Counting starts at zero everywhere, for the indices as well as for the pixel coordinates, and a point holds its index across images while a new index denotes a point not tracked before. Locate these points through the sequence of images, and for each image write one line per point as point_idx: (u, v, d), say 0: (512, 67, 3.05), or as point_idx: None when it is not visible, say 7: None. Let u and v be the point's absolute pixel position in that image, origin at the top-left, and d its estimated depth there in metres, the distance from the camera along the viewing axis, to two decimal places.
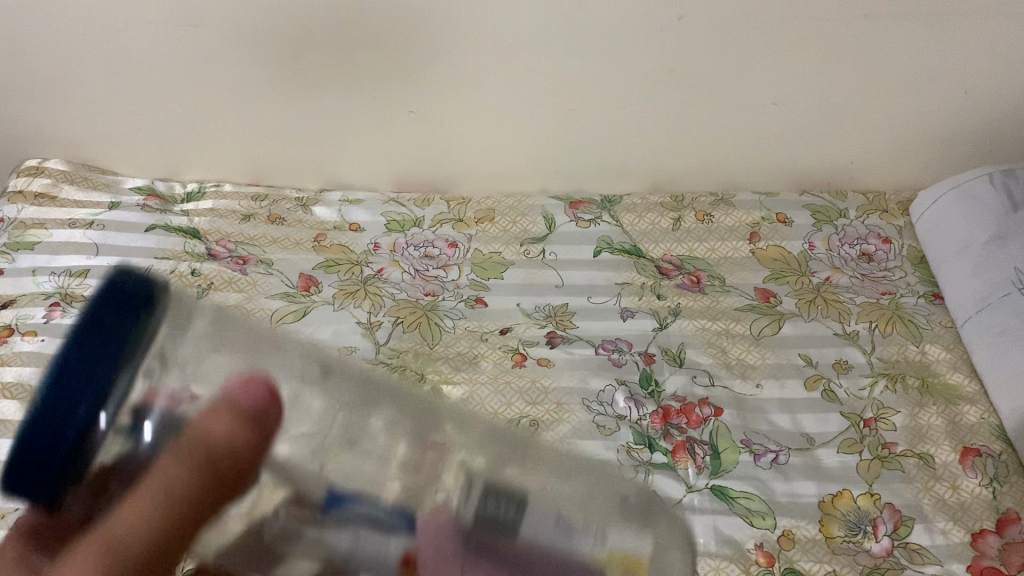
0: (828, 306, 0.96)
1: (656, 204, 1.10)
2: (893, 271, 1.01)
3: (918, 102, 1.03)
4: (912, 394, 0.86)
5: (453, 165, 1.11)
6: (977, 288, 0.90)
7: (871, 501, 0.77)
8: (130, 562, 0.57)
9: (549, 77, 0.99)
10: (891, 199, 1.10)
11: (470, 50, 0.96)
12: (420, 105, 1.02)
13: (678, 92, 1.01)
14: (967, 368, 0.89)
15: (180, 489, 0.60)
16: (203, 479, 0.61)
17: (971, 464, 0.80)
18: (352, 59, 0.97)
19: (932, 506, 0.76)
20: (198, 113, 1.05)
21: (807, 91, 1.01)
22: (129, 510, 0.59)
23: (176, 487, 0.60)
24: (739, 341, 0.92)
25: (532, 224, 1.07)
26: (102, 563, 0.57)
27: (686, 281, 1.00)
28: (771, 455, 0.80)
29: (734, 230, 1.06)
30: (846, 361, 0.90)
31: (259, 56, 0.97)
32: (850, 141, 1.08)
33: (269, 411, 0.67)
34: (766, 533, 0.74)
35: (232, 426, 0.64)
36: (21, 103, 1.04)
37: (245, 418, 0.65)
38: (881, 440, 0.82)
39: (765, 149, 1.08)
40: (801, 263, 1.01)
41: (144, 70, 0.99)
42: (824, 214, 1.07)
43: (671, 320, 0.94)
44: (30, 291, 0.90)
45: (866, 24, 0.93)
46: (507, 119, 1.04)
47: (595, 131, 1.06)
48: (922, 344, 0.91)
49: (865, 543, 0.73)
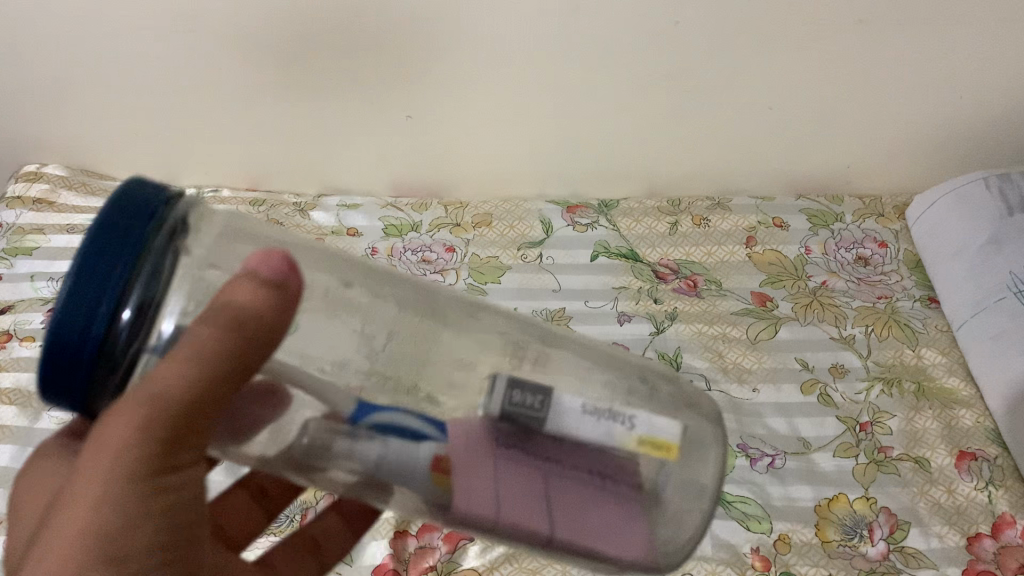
0: (824, 310, 0.96)
1: (652, 208, 1.10)
2: (889, 275, 1.01)
3: (914, 106, 1.03)
4: (908, 398, 0.86)
5: (451, 169, 1.11)
6: (972, 292, 0.91)
7: (867, 505, 0.77)
8: (177, 426, 0.34)
9: (547, 81, 0.99)
10: (887, 203, 1.10)
11: (467, 55, 0.96)
12: (416, 109, 1.03)
13: (675, 96, 1.01)
14: (963, 372, 0.89)
15: (213, 347, 0.33)
16: (232, 341, 0.34)
17: (967, 468, 0.80)
18: (349, 65, 0.97)
19: (928, 510, 0.77)
20: (196, 117, 1.05)
21: (803, 95, 1.01)
22: (174, 354, 0.33)
23: (205, 344, 0.33)
24: (736, 345, 0.92)
25: (529, 229, 1.07)
26: (147, 425, 0.33)
27: (683, 285, 1.00)
28: (767, 459, 0.81)
29: (731, 234, 1.06)
30: (842, 365, 0.90)
31: (256, 62, 0.97)
32: (847, 145, 1.08)
33: (294, 279, 0.36)
34: (762, 537, 0.74)
35: (263, 290, 0.35)
36: (19, 107, 1.05)
37: (270, 284, 0.35)
38: (876, 444, 0.82)
39: (762, 153, 1.09)
40: (797, 267, 1.02)
41: (142, 75, 1.00)
42: (821, 218, 1.08)
43: (668, 324, 0.94)
44: (29, 296, 0.90)
45: (862, 30, 0.94)
46: (504, 124, 1.04)
47: (592, 135, 1.06)
48: (918, 348, 0.92)
49: (861, 547, 0.74)
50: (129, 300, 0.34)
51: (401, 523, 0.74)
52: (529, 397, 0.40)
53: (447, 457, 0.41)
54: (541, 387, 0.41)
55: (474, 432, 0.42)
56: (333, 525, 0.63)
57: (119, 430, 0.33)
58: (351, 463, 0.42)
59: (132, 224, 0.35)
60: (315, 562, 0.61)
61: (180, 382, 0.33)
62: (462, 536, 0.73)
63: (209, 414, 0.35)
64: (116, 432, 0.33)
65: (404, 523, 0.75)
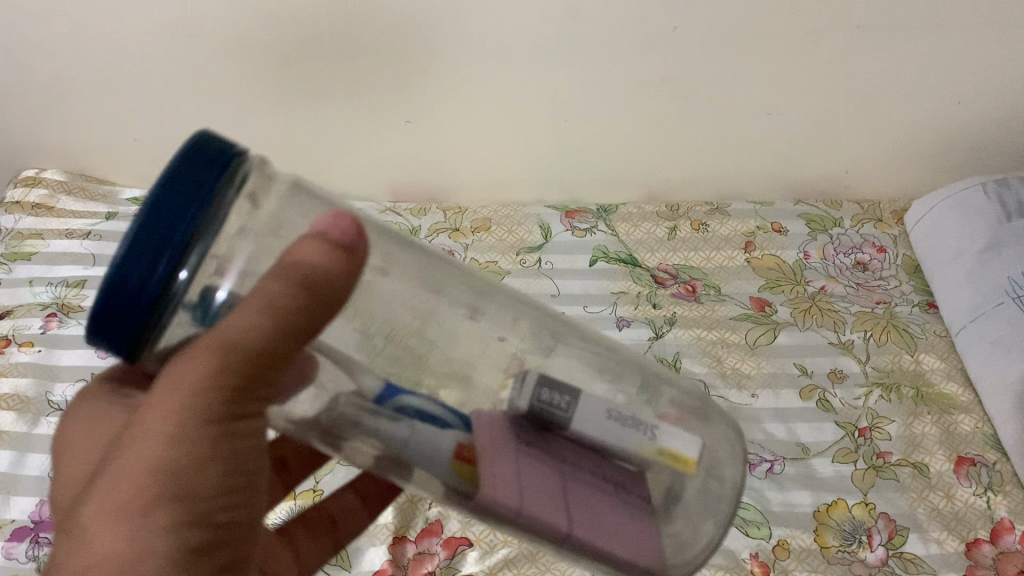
0: (823, 315, 0.96)
1: (651, 213, 1.10)
2: (888, 280, 1.01)
3: (912, 111, 1.03)
4: (907, 403, 0.86)
5: (450, 174, 1.12)
6: (970, 297, 0.91)
7: (866, 510, 0.77)
8: (246, 374, 0.35)
9: (545, 86, 0.99)
10: (886, 208, 1.10)
11: (465, 60, 0.96)
12: (415, 114, 1.03)
13: (673, 101, 1.01)
14: (961, 377, 0.89)
15: (284, 302, 0.35)
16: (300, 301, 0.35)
17: (966, 473, 0.80)
18: (348, 71, 0.97)
19: (927, 515, 0.77)
20: (196, 123, 1.05)
21: (802, 100, 1.01)
22: (246, 305, 0.35)
23: (276, 299, 0.35)
24: (735, 350, 0.93)
25: (529, 233, 1.07)
26: (217, 369, 0.35)
27: (681, 290, 1.00)
28: (766, 464, 0.81)
29: (730, 239, 1.06)
30: (841, 370, 0.90)
31: (255, 67, 0.97)
32: (845, 151, 1.08)
33: (362, 242, 0.37)
34: (761, 543, 0.74)
35: (332, 251, 0.36)
36: (19, 112, 1.05)
37: (341, 247, 0.36)
38: (875, 449, 0.82)
39: (761, 158, 1.09)
40: (796, 272, 1.02)
41: (141, 80, 1.00)
42: (819, 223, 1.08)
43: (667, 329, 0.94)
44: (27, 301, 0.90)
45: (860, 35, 0.94)
46: (503, 129, 1.04)
47: (591, 140, 1.06)
48: (917, 354, 0.92)
49: (860, 553, 0.74)
50: (190, 258, 0.36)
51: (400, 529, 0.74)
52: (557, 396, 0.44)
53: (469, 445, 0.43)
54: (569, 389, 0.44)
55: (498, 429, 0.44)
56: (351, 504, 0.65)
57: (193, 375, 0.35)
58: (375, 438, 0.43)
59: (201, 176, 0.36)
60: (330, 540, 0.64)
61: (255, 330, 0.35)
62: (462, 542, 0.73)
63: (274, 369, 0.37)
64: (191, 376, 0.35)
65: (403, 529, 0.74)
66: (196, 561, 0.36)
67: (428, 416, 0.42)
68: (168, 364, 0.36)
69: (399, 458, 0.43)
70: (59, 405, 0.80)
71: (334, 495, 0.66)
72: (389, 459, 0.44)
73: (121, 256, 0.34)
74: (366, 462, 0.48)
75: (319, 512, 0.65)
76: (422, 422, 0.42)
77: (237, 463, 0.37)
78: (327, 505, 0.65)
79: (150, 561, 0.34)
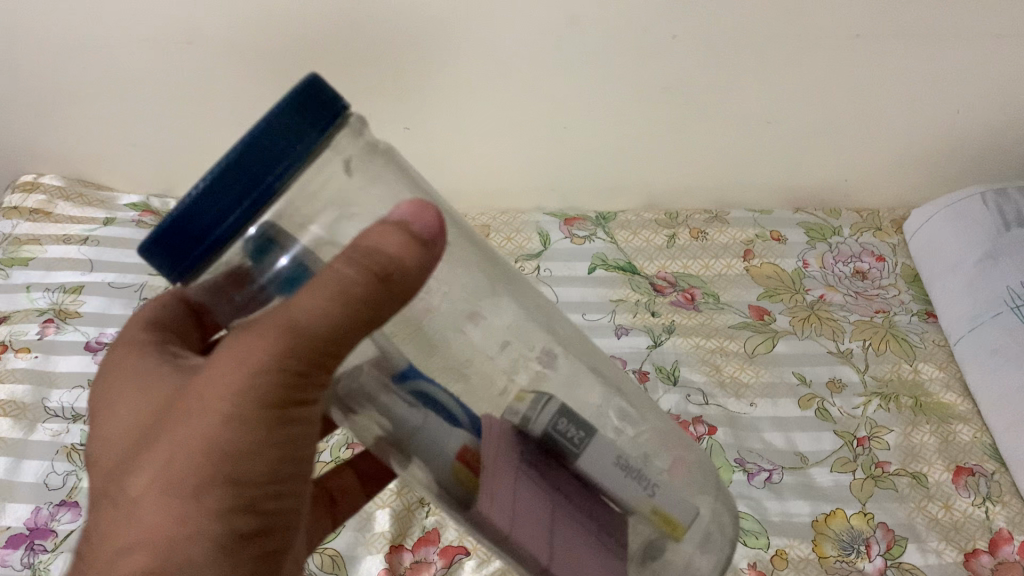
0: (822, 324, 0.96)
1: (650, 221, 1.10)
2: (887, 289, 1.01)
3: (911, 121, 1.03)
4: (906, 413, 0.86)
5: (449, 182, 1.11)
6: (969, 307, 0.91)
7: (864, 520, 0.77)
8: (312, 359, 0.34)
9: (544, 94, 0.99)
10: (885, 216, 1.10)
11: (465, 66, 0.96)
12: (414, 121, 1.02)
13: (673, 110, 1.01)
14: (960, 387, 0.89)
15: (357, 290, 0.33)
16: (372, 292, 0.33)
17: (964, 484, 0.80)
18: (347, 79, 0.97)
19: (925, 526, 0.76)
20: (195, 129, 1.05)
21: (801, 109, 1.01)
22: (315, 288, 0.33)
23: (348, 285, 0.33)
24: (734, 358, 0.92)
25: (528, 240, 1.07)
26: (285, 352, 0.33)
27: (680, 298, 1.00)
28: (764, 474, 0.81)
29: (729, 247, 1.06)
30: (839, 379, 0.90)
31: (255, 73, 0.97)
32: (843, 159, 1.08)
33: (439, 240, 0.36)
34: (759, 553, 0.74)
35: (410, 243, 0.34)
36: (18, 118, 1.04)
37: (419, 239, 0.35)
38: (874, 459, 0.82)
39: (760, 166, 1.09)
40: (795, 280, 1.02)
41: (141, 87, 1.00)
42: (818, 231, 1.08)
43: (666, 337, 0.94)
44: (24, 307, 0.90)
45: (859, 44, 0.94)
46: (501, 136, 1.04)
47: (590, 148, 1.06)
48: (916, 363, 0.92)
49: (859, 563, 0.73)
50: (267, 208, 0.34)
51: (396, 538, 0.74)
52: (572, 429, 0.43)
53: (473, 450, 0.41)
54: (586, 424, 0.44)
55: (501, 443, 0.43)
56: (349, 484, 0.65)
57: (256, 353, 0.34)
58: (384, 420, 0.42)
59: (301, 125, 0.34)
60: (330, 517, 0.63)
61: (324, 316, 0.33)
62: (458, 551, 0.73)
63: (341, 353, 0.35)
64: (255, 354, 0.34)
65: (400, 537, 0.74)
66: (241, 546, 0.35)
67: (444, 410, 0.41)
68: (238, 334, 0.35)
69: (404, 445, 0.42)
70: (55, 412, 0.79)
71: (331, 474, 0.65)
72: (392, 442, 0.43)
73: (200, 191, 0.33)
74: (368, 440, 0.46)
75: (319, 489, 0.63)
76: (436, 415, 0.41)
77: (294, 444, 0.36)
78: (327, 483, 0.64)
79: (200, 541, 0.34)
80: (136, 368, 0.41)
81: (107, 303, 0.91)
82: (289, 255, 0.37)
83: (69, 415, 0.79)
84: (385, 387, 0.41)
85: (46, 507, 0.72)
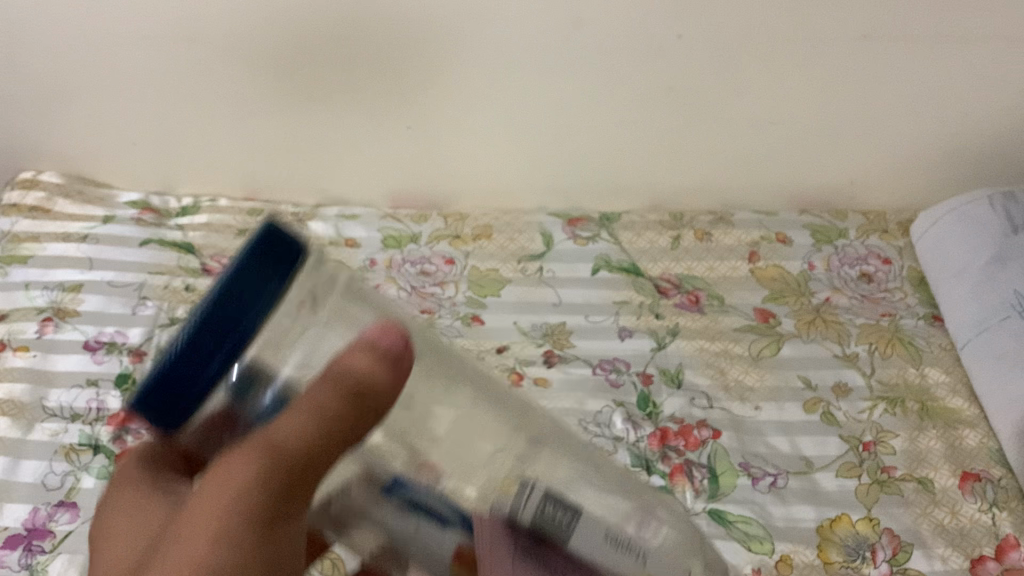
0: (827, 327, 0.95)
1: (654, 222, 1.09)
2: (893, 292, 1.00)
3: (918, 124, 1.02)
4: (912, 418, 0.85)
5: (451, 182, 1.10)
6: (976, 312, 0.90)
7: (870, 526, 0.76)
8: (297, 480, 0.34)
9: (548, 93, 0.98)
10: (891, 218, 1.09)
11: (469, 65, 0.95)
12: (417, 120, 1.02)
13: (678, 109, 1.00)
14: (967, 392, 0.88)
15: (331, 412, 0.34)
16: (348, 410, 0.34)
17: (971, 489, 0.79)
18: (351, 74, 0.97)
19: (932, 532, 0.75)
20: (196, 127, 1.04)
21: (807, 111, 1.01)
22: (292, 411, 0.34)
23: (322, 403, 0.34)
24: (738, 362, 0.91)
25: (530, 242, 1.05)
26: (266, 474, 0.34)
27: (685, 300, 0.99)
28: (769, 478, 0.80)
29: (733, 249, 1.05)
30: (845, 383, 0.89)
31: (257, 69, 0.97)
32: (849, 162, 1.07)
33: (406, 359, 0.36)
34: (764, 558, 0.73)
35: (381, 363, 0.35)
36: (17, 115, 1.03)
37: (387, 358, 0.35)
38: (880, 464, 0.81)
39: (765, 168, 1.08)
40: (800, 283, 1.01)
41: (142, 84, 0.99)
42: (824, 234, 1.06)
43: (669, 339, 0.93)
44: (23, 305, 0.89)
45: (866, 44, 0.93)
46: (505, 135, 1.03)
47: (594, 148, 1.05)
48: (922, 367, 0.91)
49: (864, 569, 0.73)
50: (245, 353, 0.37)
51: None
52: (560, 512, 0.41)
53: (468, 549, 0.41)
54: (572, 503, 0.42)
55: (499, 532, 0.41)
56: None
57: (240, 474, 0.34)
58: (378, 527, 0.41)
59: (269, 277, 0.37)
60: None
61: (304, 437, 0.34)
62: None
63: (322, 474, 0.35)
64: (237, 477, 0.34)
65: None
66: None
67: (433, 514, 0.41)
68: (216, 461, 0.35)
69: (400, 551, 0.42)
70: (54, 411, 0.78)
71: None
72: (389, 550, 0.43)
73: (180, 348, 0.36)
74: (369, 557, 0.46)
75: None
76: (425, 520, 0.41)
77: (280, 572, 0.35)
78: None
79: None
80: (110, 501, 0.41)
81: (106, 302, 0.89)
82: (272, 389, 0.38)
83: (68, 415, 0.78)
84: (376, 500, 0.41)
85: (44, 507, 0.71)
